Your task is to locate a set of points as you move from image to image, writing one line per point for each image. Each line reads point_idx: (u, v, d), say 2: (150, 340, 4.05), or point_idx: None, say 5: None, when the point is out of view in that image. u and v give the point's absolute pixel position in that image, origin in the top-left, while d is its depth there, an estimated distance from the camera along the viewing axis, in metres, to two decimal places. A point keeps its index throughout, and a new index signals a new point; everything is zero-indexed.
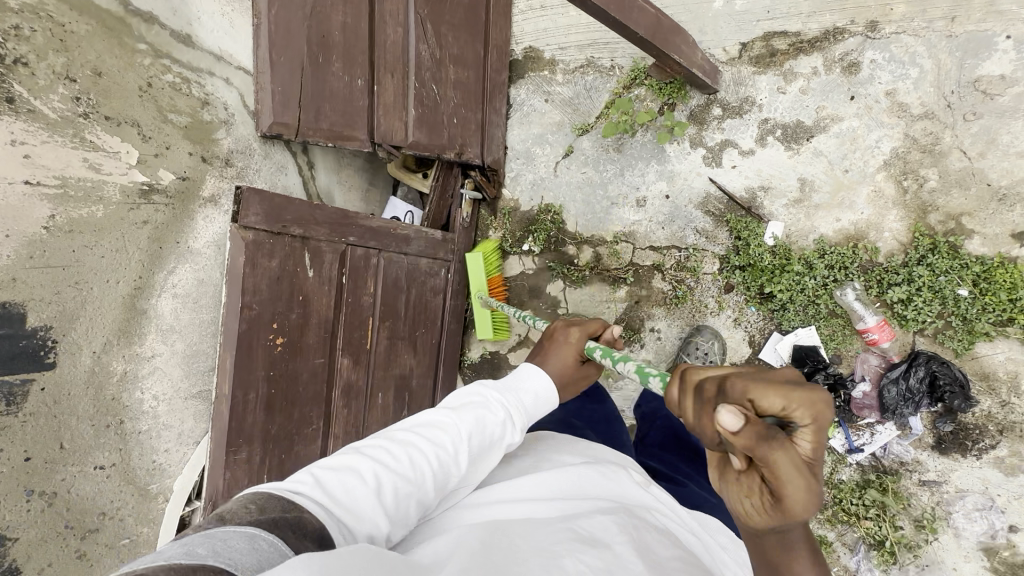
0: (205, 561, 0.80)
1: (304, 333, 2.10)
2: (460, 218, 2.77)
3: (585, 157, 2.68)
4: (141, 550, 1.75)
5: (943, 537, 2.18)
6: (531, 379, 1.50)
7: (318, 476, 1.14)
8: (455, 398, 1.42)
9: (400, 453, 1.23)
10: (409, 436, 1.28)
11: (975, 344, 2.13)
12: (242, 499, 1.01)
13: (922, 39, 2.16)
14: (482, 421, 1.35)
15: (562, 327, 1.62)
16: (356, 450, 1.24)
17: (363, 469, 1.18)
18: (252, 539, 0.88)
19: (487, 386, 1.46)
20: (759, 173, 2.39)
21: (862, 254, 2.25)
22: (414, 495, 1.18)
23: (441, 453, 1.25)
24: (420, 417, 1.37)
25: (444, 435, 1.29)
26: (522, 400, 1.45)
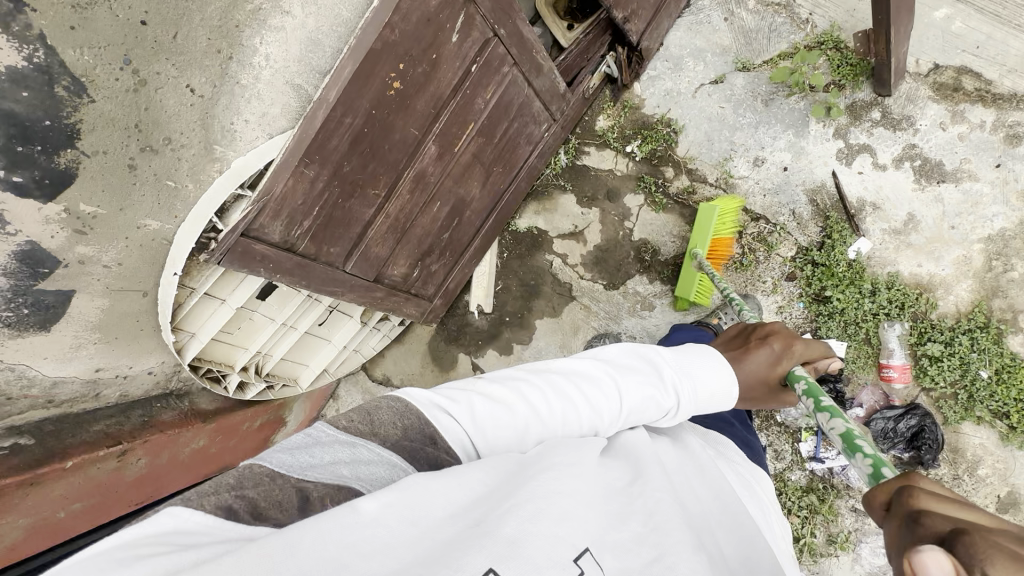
0: (347, 483, 0.86)
1: (418, 94, 1.93)
2: (585, 85, 2.61)
3: (730, 94, 2.59)
4: (179, 203, 1.58)
5: (843, 557, 2.43)
6: (709, 363, 1.26)
7: (472, 402, 1.06)
8: (622, 361, 1.24)
9: (555, 400, 1.09)
10: (566, 387, 1.13)
11: (963, 420, 2.33)
12: (394, 409, 0.99)
13: None
14: (644, 400, 1.16)
15: (778, 334, 1.37)
16: (510, 386, 1.12)
17: (517, 407, 1.07)
18: (393, 469, 0.91)
19: (664, 356, 1.25)
20: (878, 190, 2.42)
21: (921, 304, 2.37)
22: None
23: (593, 421, 1.11)
24: (575, 366, 1.21)
25: (601, 402, 1.12)
26: (683, 386, 1.21)
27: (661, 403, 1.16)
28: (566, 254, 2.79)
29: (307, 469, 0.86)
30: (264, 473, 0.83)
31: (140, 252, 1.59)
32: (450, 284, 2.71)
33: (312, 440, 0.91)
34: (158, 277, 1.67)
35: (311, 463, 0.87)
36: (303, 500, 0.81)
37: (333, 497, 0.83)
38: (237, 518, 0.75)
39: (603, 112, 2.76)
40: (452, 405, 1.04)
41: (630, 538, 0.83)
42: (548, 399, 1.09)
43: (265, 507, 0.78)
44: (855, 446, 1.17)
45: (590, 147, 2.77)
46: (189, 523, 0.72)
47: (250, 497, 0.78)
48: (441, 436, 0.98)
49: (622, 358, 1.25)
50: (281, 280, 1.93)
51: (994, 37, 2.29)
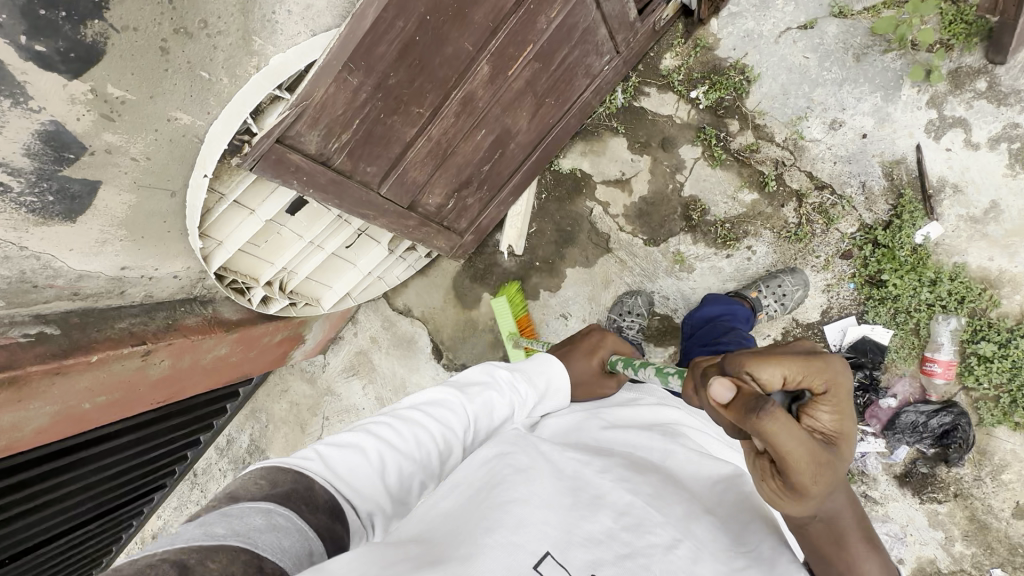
0: (226, 541, 0.86)
1: (477, 2, 1.71)
2: (657, 17, 2.34)
3: (818, 43, 2.31)
4: (211, 99, 1.45)
5: None
6: (547, 366, 1.56)
7: (322, 454, 1.17)
8: (467, 379, 1.47)
9: (403, 431, 1.27)
10: (412, 418, 1.31)
11: (999, 424, 2.24)
12: (251, 476, 1.04)
13: None
14: (489, 403, 1.39)
15: (592, 335, 1.67)
16: (358, 429, 1.26)
17: (366, 446, 1.21)
18: (266, 515, 0.95)
19: (502, 367, 1.52)
20: (964, 171, 2.20)
21: (983, 301, 2.21)
22: (411, 468, 1.24)
23: (449, 434, 1.31)
24: (421, 396, 1.40)
25: (449, 417, 1.33)
26: (536, 380, 1.51)
27: (500, 403, 1.40)
28: (607, 203, 2.64)
29: (181, 537, 0.85)
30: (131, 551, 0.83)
31: (169, 148, 1.48)
32: (484, 220, 2.59)
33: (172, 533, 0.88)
34: (187, 177, 1.58)
35: (181, 531, 0.87)
36: (181, 567, 0.79)
37: (215, 557, 0.83)
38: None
39: (673, 50, 2.49)
40: (304, 458, 1.13)
41: (600, 531, 0.99)
42: (396, 430, 1.27)
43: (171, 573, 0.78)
44: (690, 377, 1.42)
45: (652, 87, 2.53)
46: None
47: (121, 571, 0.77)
48: (308, 481, 1.07)
49: (463, 380, 1.47)
50: (314, 196, 1.83)
51: None
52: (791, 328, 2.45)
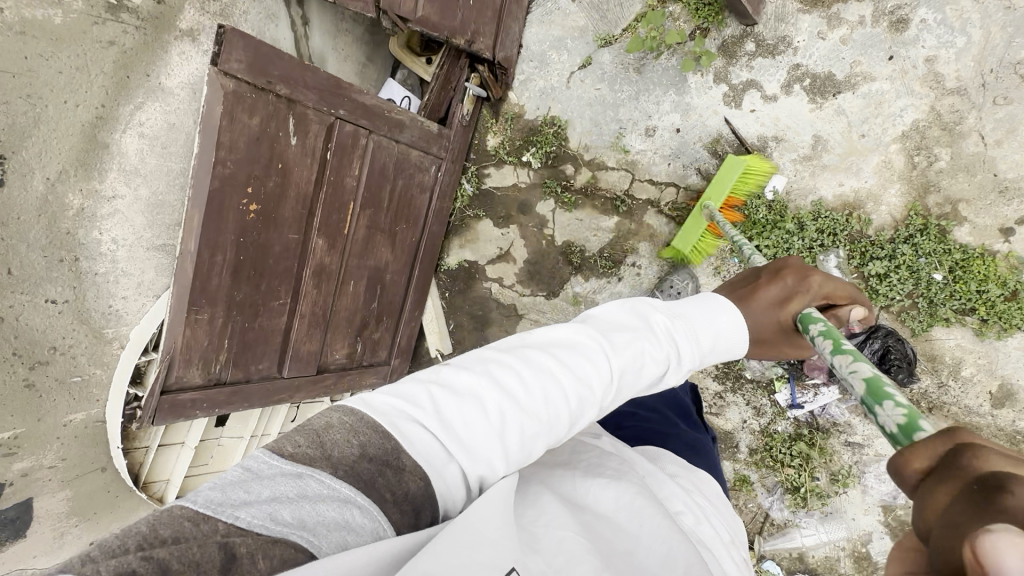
0: (288, 535, 0.65)
1: (279, 204, 1.99)
2: (459, 114, 2.60)
3: (602, 73, 2.50)
4: (94, 390, 1.74)
5: (852, 492, 2.39)
6: (718, 314, 1.15)
7: (435, 399, 0.90)
8: (618, 314, 1.12)
9: (527, 382, 0.96)
10: (542, 365, 0.99)
11: (932, 327, 2.22)
12: (346, 423, 0.80)
13: (979, 7, 2.03)
14: (639, 356, 1.05)
15: (799, 267, 1.21)
16: (483, 370, 0.96)
17: (486, 402, 0.91)
18: (342, 507, 0.72)
19: (653, 304, 1.15)
20: (776, 122, 2.30)
21: (854, 224, 2.25)
22: (541, 436, 0.93)
23: (582, 393, 0.99)
24: (553, 335, 1.07)
25: (583, 367, 1.00)
26: (699, 334, 1.11)
27: (655, 358, 1.06)
28: (501, 277, 2.83)
29: (240, 510, 0.66)
30: (185, 520, 0.62)
31: (77, 442, 1.77)
32: (400, 341, 2.81)
33: (246, 474, 0.70)
34: (108, 452, 1.86)
35: (245, 498, 0.67)
36: (227, 558, 0.60)
37: (268, 553, 0.63)
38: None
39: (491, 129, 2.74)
40: (407, 410, 0.87)
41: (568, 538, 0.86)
42: (523, 379, 0.96)
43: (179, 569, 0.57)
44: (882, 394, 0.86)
45: (490, 166, 2.77)
46: None
47: (161, 556, 0.57)
48: (404, 454, 0.81)
49: (608, 312, 1.13)
50: (223, 410, 2.07)
51: None
52: None
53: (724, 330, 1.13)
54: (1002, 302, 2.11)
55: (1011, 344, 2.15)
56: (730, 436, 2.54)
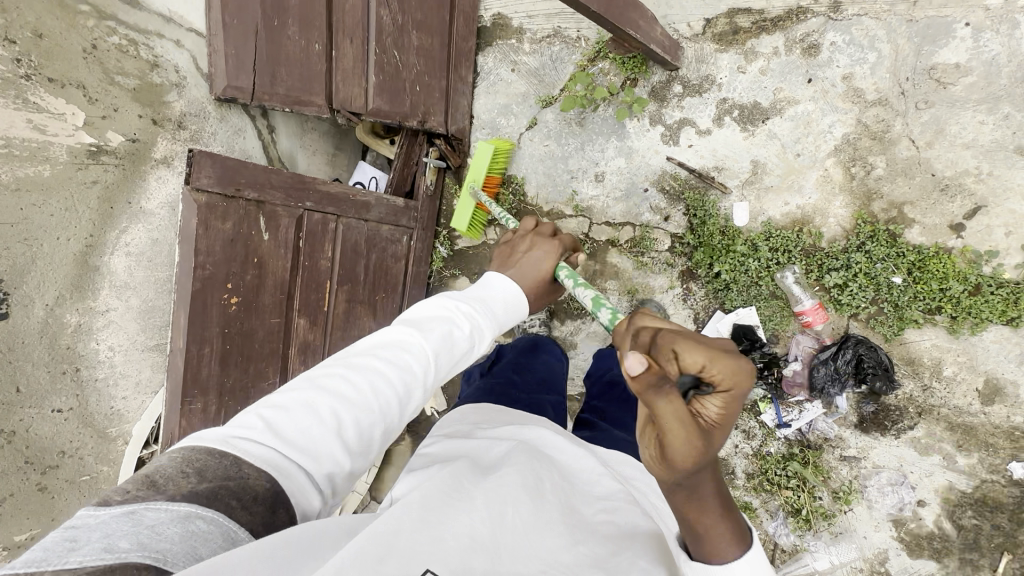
0: (127, 557, 0.74)
1: (259, 293, 2.18)
2: (423, 185, 2.82)
3: (547, 131, 2.69)
4: (99, 487, 1.91)
5: (857, 509, 2.32)
6: (457, 298, 1.38)
7: (267, 419, 1.04)
8: (421, 316, 1.31)
9: (357, 382, 1.13)
10: (363, 364, 1.17)
11: (904, 330, 2.20)
12: (183, 456, 0.94)
13: (883, 23, 2.14)
14: (447, 342, 1.28)
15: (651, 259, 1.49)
16: (313, 387, 1.11)
17: (319, 407, 1.07)
18: (184, 522, 0.83)
19: (455, 297, 1.39)
20: (714, 153, 2.41)
21: (806, 238, 2.29)
22: (373, 423, 1.12)
23: (410, 381, 1.18)
24: (379, 338, 1.26)
25: (410, 359, 1.20)
26: (491, 312, 1.39)
27: (460, 334, 1.30)
28: None
29: (71, 555, 0.72)
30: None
31: None
32: None
33: (72, 528, 0.77)
34: None
35: (79, 545, 0.74)
36: None
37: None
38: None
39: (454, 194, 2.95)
40: (243, 433, 1.00)
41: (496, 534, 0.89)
42: (353, 381, 1.13)
43: None
44: None
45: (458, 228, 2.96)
46: None
47: None
48: (246, 465, 0.96)
49: (421, 313, 1.33)
50: None
51: None
52: None
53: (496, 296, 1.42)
54: (968, 297, 2.09)
55: (987, 338, 2.12)
56: (724, 463, 2.51)
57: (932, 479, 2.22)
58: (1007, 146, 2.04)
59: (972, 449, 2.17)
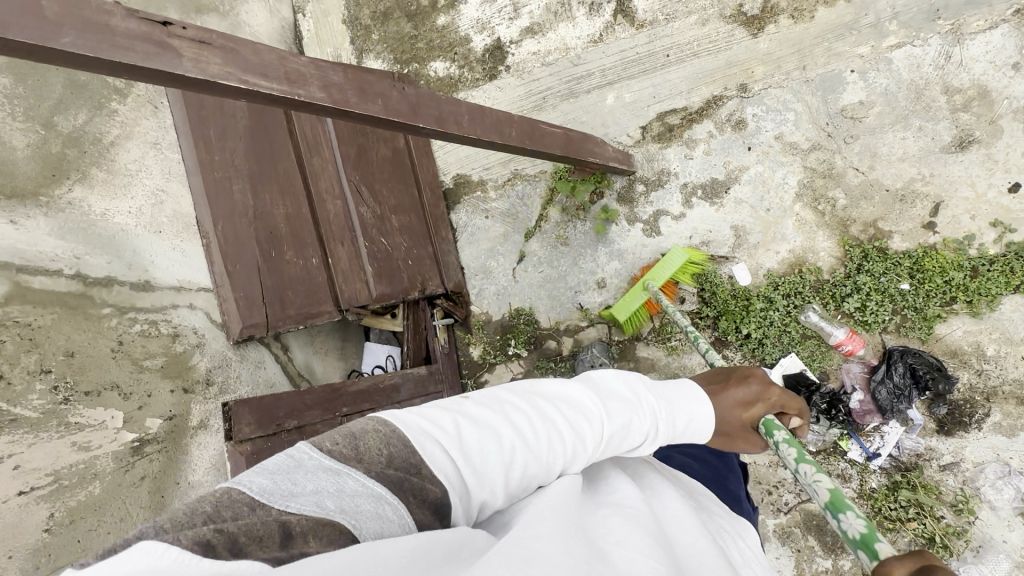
0: (332, 517, 0.77)
1: None
2: (438, 346, 2.86)
3: (537, 258, 2.84)
4: None
5: (983, 515, 2.26)
6: (692, 397, 1.26)
7: (459, 427, 0.98)
8: (614, 386, 1.20)
9: (539, 426, 1.04)
10: (550, 413, 1.07)
11: (934, 327, 2.33)
12: (381, 434, 0.90)
13: (787, 89, 2.51)
14: (626, 423, 1.13)
15: (761, 378, 1.30)
16: (500, 412, 1.05)
17: (502, 437, 0.99)
18: (377, 501, 0.81)
19: (647, 385, 1.23)
20: (696, 231, 2.61)
21: (809, 276, 2.46)
22: (539, 477, 1.01)
23: (580, 447, 1.06)
24: (564, 392, 1.16)
25: (587, 428, 1.09)
26: (676, 422, 1.22)
27: (642, 427, 1.14)
28: None
29: (288, 498, 0.78)
30: (241, 503, 0.75)
31: None
32: None
33: (294, 465, 0.83)
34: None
35: (292, 491, 0.79)
36: (284, 537, 0.72)
37: (317, 534, 0.75)
38: (215, 556, 0.66)
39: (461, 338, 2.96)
40: (434, 433, 0.95)
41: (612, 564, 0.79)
42: (534, 427, 1.04)
43: (246, 542, 0.70)
44: (842, 504, 1.07)
45: (483, 373, 2.95)
46: (166, 561, 0.63)
47: (230, 531, 0.70)
48: (427, 467, 0.89)
49: (608, 382, 1.22)
50: None
51: (657, 84, 2.65)
52: None
53: (700, 412, 1.23)
54: (971, 281, 2.27)
55: (1006, 310, 2.27)
56: None
57: None
58: (933, 149, 2.35)
59: None
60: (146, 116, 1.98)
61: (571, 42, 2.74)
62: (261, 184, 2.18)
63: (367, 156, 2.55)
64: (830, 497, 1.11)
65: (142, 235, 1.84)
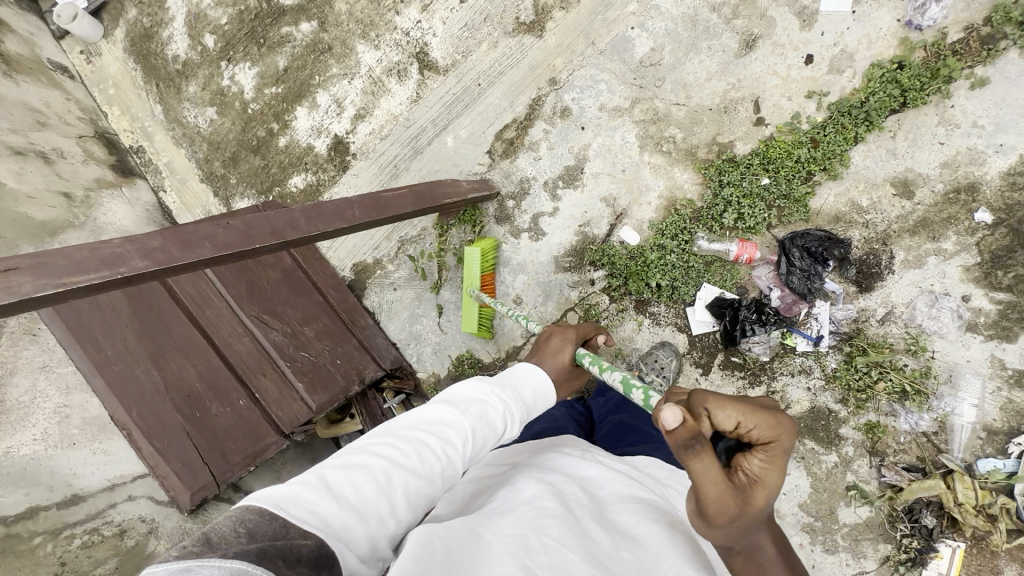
0: None
1: None
2: None
3: (455, 304, 2.95)
4: None
5: (937, 347, 2.31)
6: (531, 376, 1.54)
7: (325, 476, 1.04)
8: (470, 392, 1.36)
9: (408, 449, 1.16)
10: (413, 436, 1.20)
11: (808, 204, 2.45)
12: (235, 516, 0.89)
13: (588, 65, 2.72)
14: (485, 417, 1.31)
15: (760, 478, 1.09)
16: (364, 450, 1.15)
17: (373, 467, 1.09)
18: None
19: (492, 381, 1.42)
20: (574, 217, 2.74)
21: (685, 210, 2.58)
22: (419, 491, 1.13)
23: (449, 452, 1.21)
24: (421, 416, 1.28)
25: (454, 433, 1.24)
26: (523, 396, 1.46)
27: (497, 412, 1.33)
28: None
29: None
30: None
31: None
32: None
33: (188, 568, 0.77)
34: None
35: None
36: None
37: None
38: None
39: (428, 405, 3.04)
40: (301, 490, 0.98)
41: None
42: (400, 449, 1.16)
43: None
44: (630, 385, 1.50)
45: None
46: None
47: None
48: (294, 523, 0.91)
49: (466, 391, 1.36)
50: None
51: (482, 110, 2.85)
52: (692, 359, 2.61)
53: (539, 380, 1.53)
54: (816, 150, 2.41)
55: (859, 160, 2.40)
56: (817, 410, 2.44)
57: (950, 276, 2.31)
58: (729, 59, 2.54)
59: (944, 232, 2.32)
60: (28, 345, 2.10)
61: (396, 110, 2.96)
62: (162, 358, 2.26)
63: (257, 284, 2.58)
64: (624, 383, 1.53)
65: (58, 455, 1.96)
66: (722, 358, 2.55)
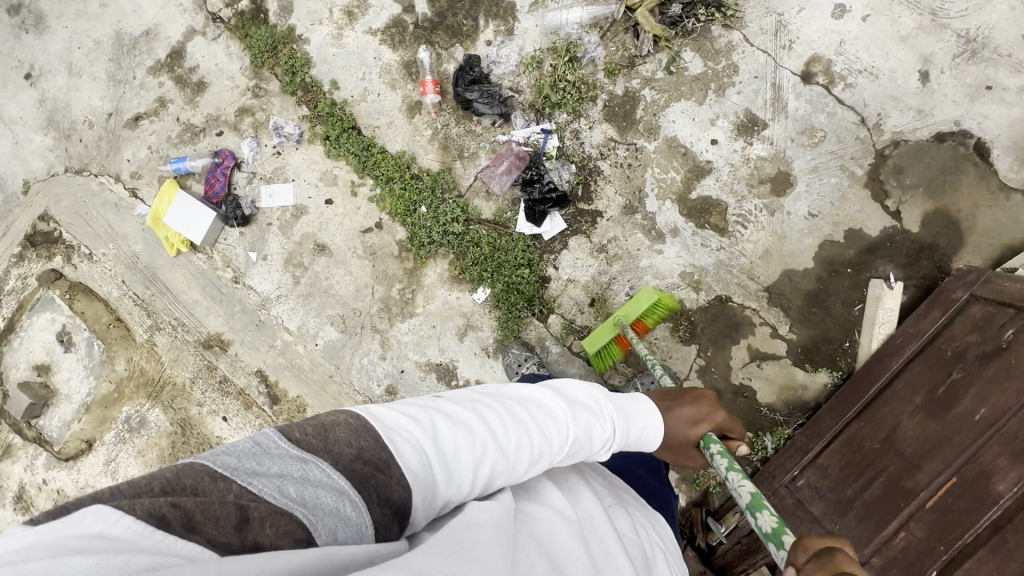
0: (291, 509, 0.80)
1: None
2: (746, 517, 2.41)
3: None
4: None
5: (531, 46, 2.80)
6: (647, 418, 1.38)
7: (427, 421, 1.05)
8: (581, 395, 1.31)
9: (512, 432, 1.11)
10: (519, 416, 1.16)
11: (436, 168, 2.91)
12: (351, 425, 0.95)
13: (349, 375, 3.00)
14: (591, 432, 1.24)
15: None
16: (472, 407, 1.13)
17: (473, 434, 1.07)
18: (343, 493, 0.85)
19: (609, 396, 1.35)
20: (482, 362, 2.86)
21: (457, 265, 2.86)
22: (507, 470, 1.08)
23: (547, 447, 1.15)
24: (531, 395, 1.26)
25: (557, 432, 1.18)
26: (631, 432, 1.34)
27: (603, 431, 1.26)
28: (769, 337, 2.60)
29: (254, 477, 0.82)
30: (206, 476, 0.80)
31: None
32: (946, 316, 2.20)
33: (261, 446, 0.87)
34: None
35: (257, 471, 0.83)
36: (242, 518, 0.76)
37: (273, 522, 0.78)
38: (170, 533, 0.71)
39: (701, 487, 2.65)
40: (410, 429, 1.01)
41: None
42: (503, 425, 1.12)
43: (201, 520, 0.74)
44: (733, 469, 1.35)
45: None
46: (116, 529, 0.69)
47: (186, 506, 0.74)
48: (395, 465, 0.94)
49: (578, 393, 1.31)
50: None
51: None
52: (588, 226, 2.75)
53: (649, 425, 1.37)
54: (393, 175, 2.92)
55: (398, 143, 2.97)
56: (606, 116, 2.73)
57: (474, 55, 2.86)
58: (334, 260, 3.04)
59: (441, 70, 2.92)
60: None
61: None
62: None
63: None
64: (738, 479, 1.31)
65: None
66: (581, 200, 2.74)
